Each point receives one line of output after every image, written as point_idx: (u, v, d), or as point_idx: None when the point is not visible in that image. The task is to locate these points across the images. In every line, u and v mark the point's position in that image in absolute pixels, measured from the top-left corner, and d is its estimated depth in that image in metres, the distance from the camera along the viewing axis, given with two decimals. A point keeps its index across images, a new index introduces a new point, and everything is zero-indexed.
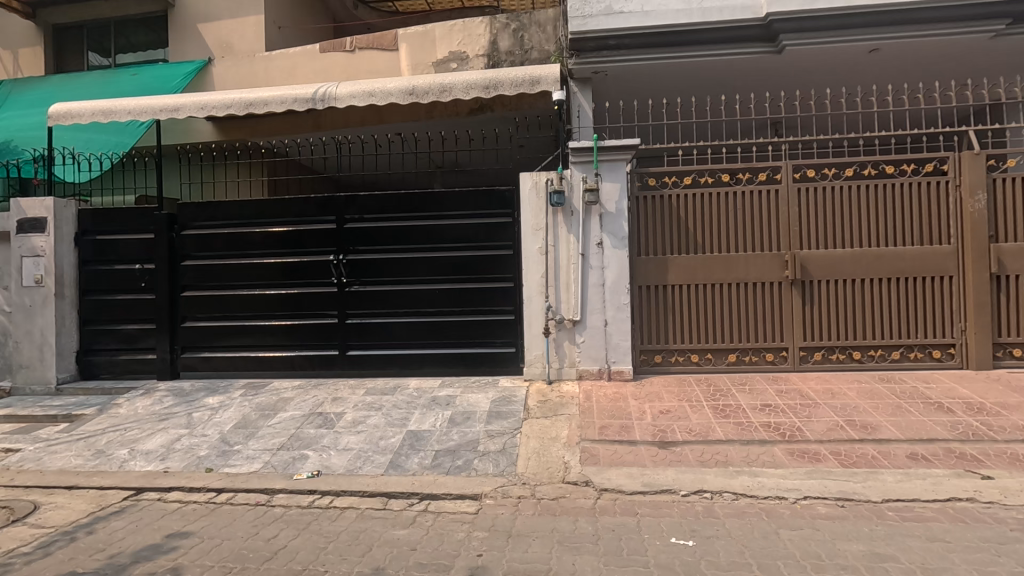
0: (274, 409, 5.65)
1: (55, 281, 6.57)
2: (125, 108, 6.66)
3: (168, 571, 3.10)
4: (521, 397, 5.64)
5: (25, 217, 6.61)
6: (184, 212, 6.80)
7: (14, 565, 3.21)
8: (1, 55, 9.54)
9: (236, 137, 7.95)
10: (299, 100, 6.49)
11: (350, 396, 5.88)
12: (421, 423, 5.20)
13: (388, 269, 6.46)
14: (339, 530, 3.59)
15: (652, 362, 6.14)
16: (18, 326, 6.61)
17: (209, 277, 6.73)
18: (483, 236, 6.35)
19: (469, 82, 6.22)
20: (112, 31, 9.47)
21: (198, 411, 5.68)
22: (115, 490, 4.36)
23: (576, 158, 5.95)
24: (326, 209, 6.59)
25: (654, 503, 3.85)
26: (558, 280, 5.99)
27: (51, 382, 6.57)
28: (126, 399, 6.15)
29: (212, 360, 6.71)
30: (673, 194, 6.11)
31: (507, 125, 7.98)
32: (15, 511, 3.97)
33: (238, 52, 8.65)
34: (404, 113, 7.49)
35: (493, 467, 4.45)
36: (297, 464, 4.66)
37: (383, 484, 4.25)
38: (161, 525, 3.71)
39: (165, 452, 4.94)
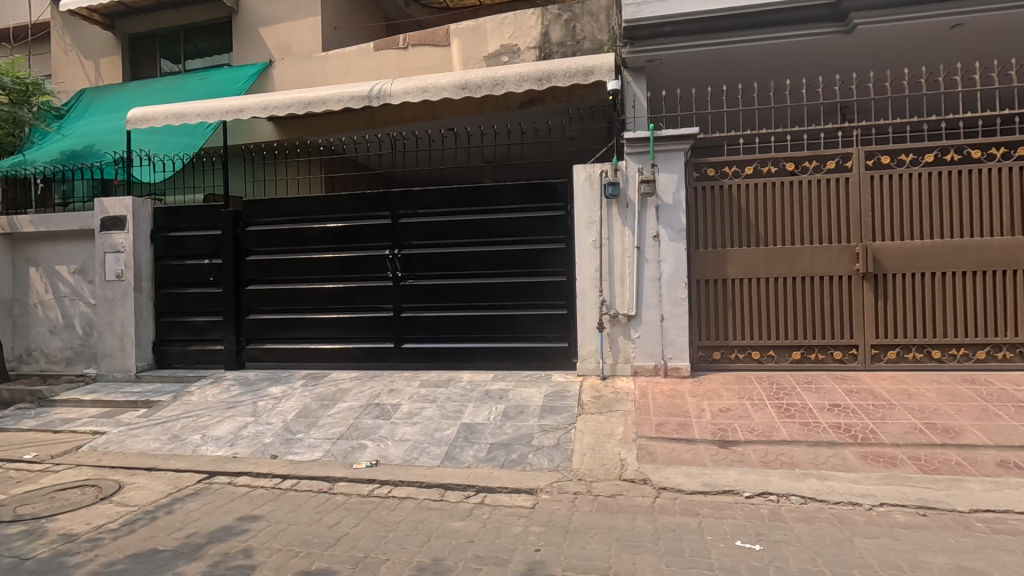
0: (333, 399, 5.83)
1: (133, 275, 7.00)
2: (194, 111, 6.97)
3: (240, 552, 3.24)
4: (574, 392, 5.59)
5: (107, 216, 7.06)
6: (248, 209, 7.10)
7: (103, 540, 3.43)
8: (83, 65, 10.20)
9: (295, 136, 8.21)
10: (355, 99, 6.61)
11: (405, 387, 5.99)
12: (475, 416, 5.24)
13: (441, 263, 6.53)
14: (398, 520, 3.66)
15: (711, 359, 5.95)
16: (102, 317, 7.08)
17: (271, 272, 7.00)
18: (535, 229, 6.30)
19: (522, 74, 6.16)
20: (181, 38, 9.96)
21: (263, 400, 5.93)
22: (190, 472, 4.60)
23: (632, 149, 5.82)
24: (380, 204, 6.72)
25: (716, 504, 3.73)
26: (612, 274, 5.89)
27: (131, 370, 7.00)
28: (197, 387, 6.49)
29: (274, 352, 6.98)
30: (734, 184, 5.88)
31: (559, 117, 7.91)
32: (102, 490, 4.26)
33: (297, 53, 8.93)
34: (457, 108, 7.55)
35: (548, 462, 4.42)
36: (356, 453, 4.78)
37: (439, 476, 4.30)
38: (231, 508, 3.89)
39: (234, 438, 5.19)
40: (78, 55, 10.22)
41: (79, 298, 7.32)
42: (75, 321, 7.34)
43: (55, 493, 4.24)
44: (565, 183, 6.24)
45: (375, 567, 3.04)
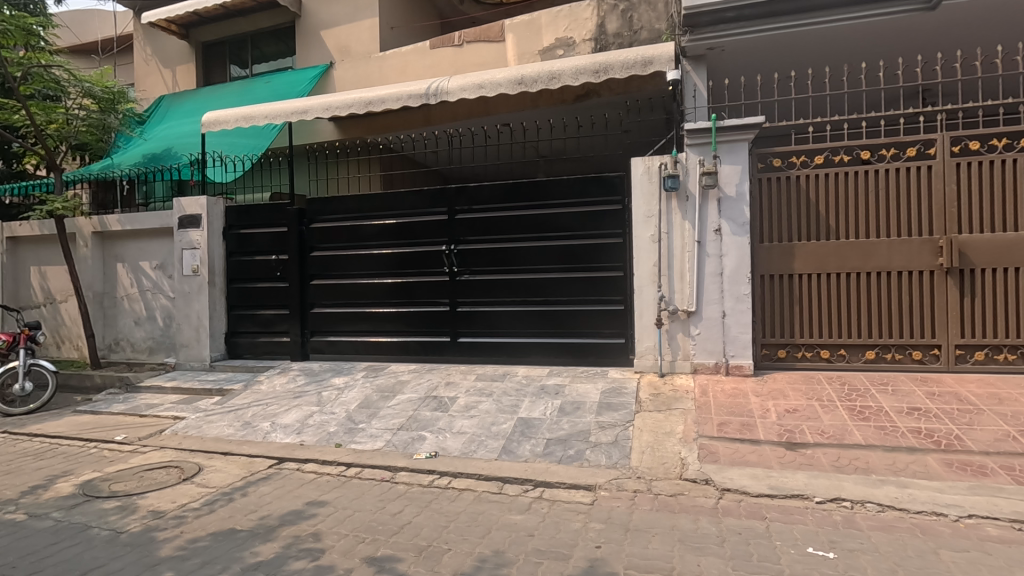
0: (393, 391, 5.99)
1: (208, 270, 7.42)
2: (262, 113, 7.29)
3: (310, 535, 3.39)
4: (632, 389, 5.51)
5: (184, 215, 7.50)
6: (312, 206, 7.38)
7: (187, 518, 3.67)
8: (162, 73, 10.87)
9: (355, 135, 8.46)
10: (413, 97, 6.72)
11: (461, 381, 6.08)
12: (532, 411, 5.25)
13: (497, 258, 6.58)
14: (459, 511, 3.72)
15: (775, 357, 5.72)
16: (181, 310, 7.54)
17: (333, 267, 7.25)
18: (591, 223, 6.24)
19: (578, 67, 6.09)
20: (249, 44, 10.44)
21: (327, 390, 6.17)
22: (262, 457, 4.85)
23: (692, 140, 5.66)
24: (437, 201, 6.83)
25: (784, 508, 3.58)
26: (671, 269, 5.76)
27: (206, 359, 7.43)
28: (266, 376, 6.83)
29: (337, 344, 7.24)
30: (802, 174, 5.61)
31: (615, 110, 7.79)
32: (184, 471, 4.55)
33: (356, 54, 9.18)
34: (511, 103, 7.57)
35: (606, 459, 4.38)
36: (416, 444, 4.90)
37: (497, 469, 4.34)
38: (300, 493, 4.07)
39: (301, 426, 5.43)
40: (158, 64, 10.89)
41: (160, 292, 7.82)
42: (156, 314, 7.85)
43: (143, 472, 4.56)
44: (622, 177, 6.14)
45: (438, 557, 3.10)
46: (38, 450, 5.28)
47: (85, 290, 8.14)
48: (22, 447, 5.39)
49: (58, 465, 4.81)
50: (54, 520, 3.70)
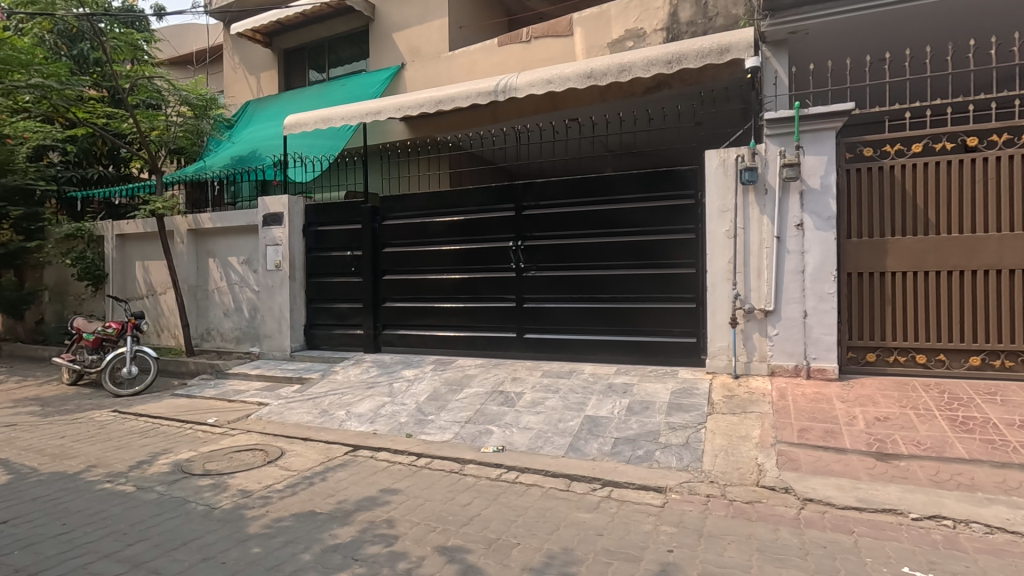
0: (461, 384, 6.10)
1: (289, 265, 7.84)
2: (339, 115, 7.60)
3: (384, 521, 3.51)
4: (703, 390, 5.31)
5: (268, 213, 7.96)
6: (384, 204, 7.63)
7: (272, 498, 3.90)
8: (248, 79, 11.59)
9: (425, 134, 8.67)
10: (482, 94, 6.78)
11: (528, 376, 6.09)
12: (599, 409, 5.18)
13: (564, 254, 6.54)
14: (527, 506, 3.73)
15: (862, 361, 5.34)
16: (265, 303, 8.03)
17: (404, 262, 7.49)
18: (661, 219, 6.07)
19: (650, 58, 5.93)
20: (325, 49, 10.92)
21: (397, 382, 6.37)
22: (338, 444, 5.07)
23: (772, 130, 5.38)
24: (504, 197, 6.86)
25: (874, 523, 3.34)
26: (748, 266, 5.52)
27: (287, 349, 7.86)
28: (342, 367, 7.14)
29: (406, 337, 7.46)
30: (898, 164, 5.18)
31: (688, 101, 7.53)
32: (269, 454, 4.84)
33: (426, 54, 9.38)
34: (580, 97, 7.49)
35: (677, 462, 4.25)
36: (483, 437, 4.96)
37: (564, 466, 4.32)
38: (374, 480, 4.23)
39: (374, 415, 5.64)
40: (244, 72, 11.62)
41: (246, 286, 8.35)
42: (243, 306, 8.39)
43: (232, 453, 4.90)
44: (694, 170, 5.92)
45: (507, 550, 3.12)
46: (143, 428, 5.79)
47: (182, 283, 8.84)
48: (130, 425, 5.93)
49: (159, 444, 5.26)
50: (158, 493, 4.04)
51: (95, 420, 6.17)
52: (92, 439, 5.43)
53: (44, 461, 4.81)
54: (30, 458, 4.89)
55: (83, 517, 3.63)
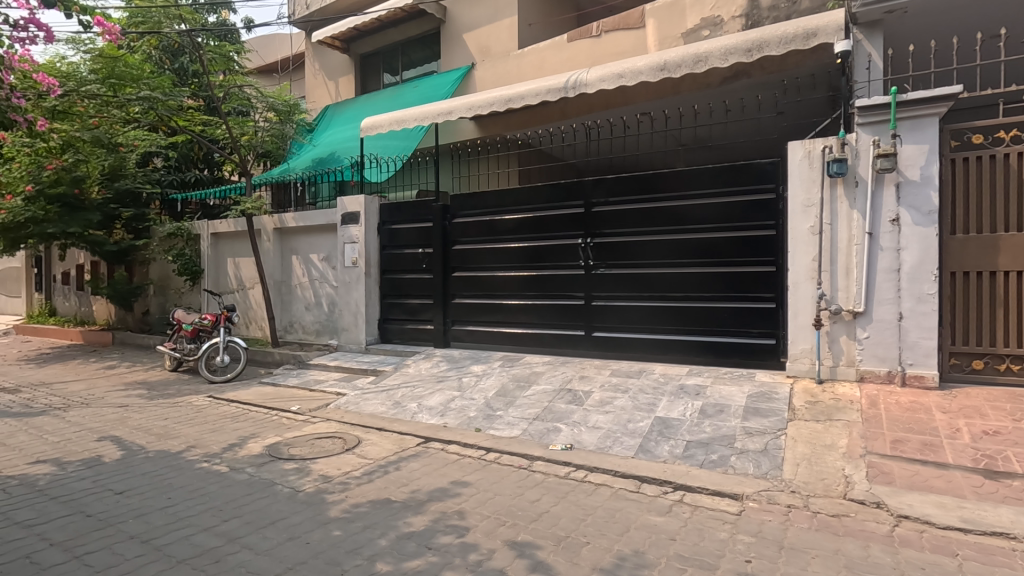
0: (529, 381, 6.13)
1: (364, 262, 8.18)
2: (412, 117, 7.81)
3: (456, 513, 3.59)
4: (783, 394, 5.04)
5: (346, 212, 8.34)
6: (454, 202, 7.79)
7: (350, 484, 4.10)
8: (327, 85, 12.19)
9: (495, 133, 8.77)
10: (552, 91, 6.75)
11: (596, 375, 6.02)
12: (670, 410, 5.05)
13: (634, 251, 6.41)
14: (597, 505, 3.70)
15: (967, 369, 4.88)
16: (343, 298, 8.42)
17: (473, 259, 7.62)
18: (737, 215, 5.82)
19: (727, 47, 5.68)
20: (398, 53, 11.27)
21: (466, 376, 6.51)
22: (410, 435, 5.24)
23: (864, 118, 5.03)
24: (574, 194, 6.82)
25: (981, 546, 3.05)
26: (835, 264, 5.19)
27: (362, 342, 8.20)
28: (413, 361, 7.36)
29: (475, 333, 7.59)
30: (1013, 152, 4.69)
31: (769, 91, 7.17)
32: (347, 442, 5.09)
33: (495, 53, 9.47)
34: (652, 91, 7.32)
35: (754, 469, 4.06)
36: (551, 435, 4.96)
37: (634, 467, 4.24)
38: (446, 472, 4.34)
39: (444, 409, 5.78)
40: (324, 78, 12.23)
41: (326, 281, 8.80)
42: (323, 300, 8.85)
43: (314, 440, 5.18)
44: (775, 163, 5.63)
45: (576, 549, 3.11)
46: (234, 413, 6.24)
47: (268, 278, 9.42)
48: (223, 410, 6.41)
49: (249, 428, 5.65)
50: (248, 474, 4.36)
51: (193, 404, 6.72)
52: (191, 421, 5.92)
53: (151, 439, 5.30)
54: (140, 436, 5.40)
55: (185, 493, 3.97)
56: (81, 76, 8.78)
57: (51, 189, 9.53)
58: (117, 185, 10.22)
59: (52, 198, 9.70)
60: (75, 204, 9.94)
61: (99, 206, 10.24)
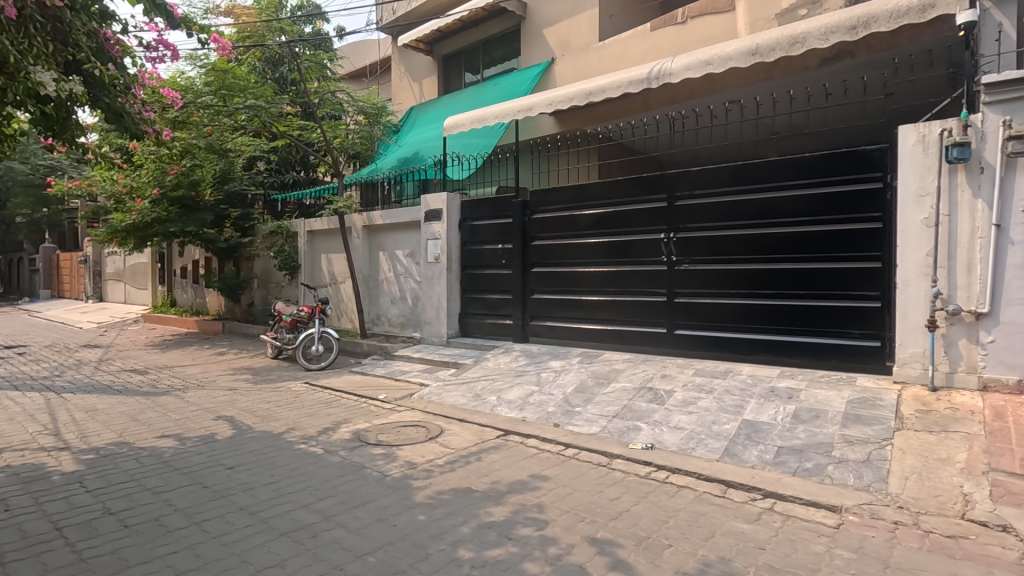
0: (608, 378, 6.06)
1: (446, 258, 8.41)
2: (493, 114, 7.89)
3: (535, 506, 3.63)
4: (890, 401, 4.63)
5: (429, 209, 8.61)
6: (534, 198, 7.83)
7: (433, 472, 4.26)
8: (412, 86, 12.64)
9: (575, 127, 8.71)
10: (634, 83, 6.59)
11: (679, 374, 5.84)
12: (759, 413, 4.80)
13: (720, 246, 6.15)
14: (679, 508, 3.60)
15: None
16: (426, 292, 8.71)
17: (552, 256, 7.63)
18: (838, 207, 5.42)
19: (828, 26, 5.28)
20: (479, 51, 11.44)
21: (545, 372, 6.54)
22: (490, 428, 5.35)
23: (991, 97, 4.52)
24: (656, 187, 6.63)
25: None
26: (953, 259, 4.70)
27: (444, 335, 8.45)
28: (493, 354, 7.49)
29: (553, 329, 7.59)
30: None
31: (877, 71, 6.61)
32: (430, 431, 5.28)
33: (576, 47, 9.37)
34: (742, 77, 6.96)
35: (855, 480, 3.77)
36: (631, 433, 4.88)
37: (720, 471, 4.08)
38: (525, 465, 4.39)
39: (523, 403, 5.85)
40: (409, 80, 12.69)
41: (410, 276, 9.16)
42: (407, 295, 9.22)
43: (400, 428, 5.42)
44: (882, 150, 5.19)
45: (658, 550, 3.05)
46: (328, 399, 6.67)
47: (358, 273, 9.94)
48: (317, 395, 6.86)
49: (341, 414, 6.01)
50: (341, 457, 4.65)
51: (292, 389, 7.25)
52: (290, 405, 6.39)
53: (256, 420, 5.78)
54: (247, 417, 5.91)
55: (285, 471, 4.30)
56: (197, 89, 9.63)
57: (173, 192, 10.61)
58: (227, 187, 11.19)
59: (173, 201, 10.79)
60: (192, 205, 10.99)
61: (212, 206, 11.23)
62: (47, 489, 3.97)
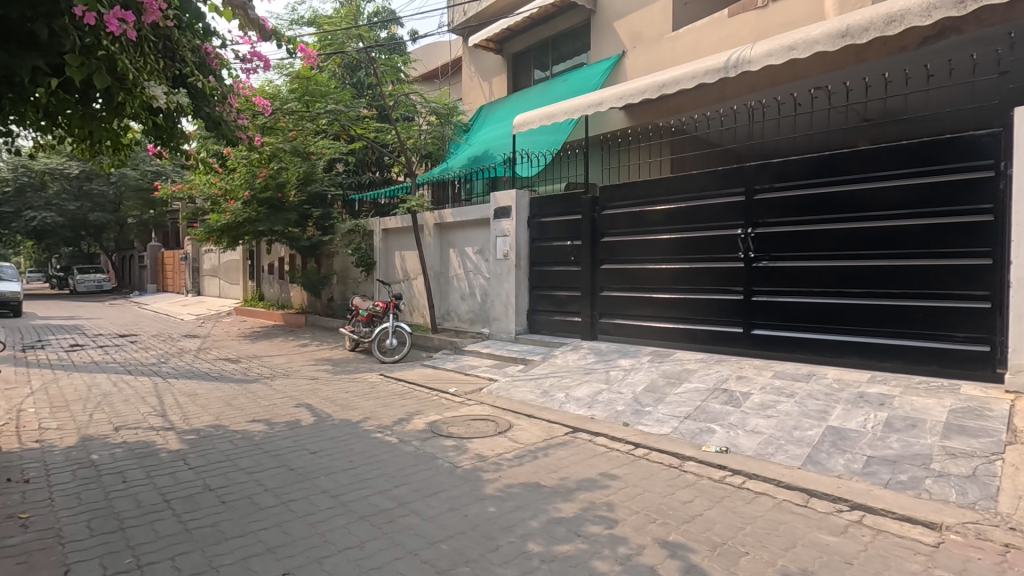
0: (680, 378, 5.90)
1: (515, 254, 8.48)
2: (562, 110, 7.85)
3: (604, 504, 3.61)
4: (999, 412, 4.21)
5: (499, 206, 8.71)
6: (603, 194, 7.75)
7: (502, 465, 4.33)
8: (482, 85, 12.84)
9: (646, 121, 8.53)
10: (709, 73, 6.34)
11: (757, 376, 5.58)
12: (846, 420, 4.50)
13: (803, 241, 5.81)
14: (757, 515, 3.45)
15: None
16: (495, 289, 8.83)
17: (621, 253, 7.52)
18: (940, 199, 4.99)
19: (931, 2, 4.83)
20: (548, 47, 11.42)
21: (614, 370, 6.46)
22: (559, 424, 5.35)
23: None
24: (734, 180, 6.37)
25: None
26: None
27: (512, 332, 8.53)
28: (561, 351, 7.48)
29: (622, 327, 7.49)
30: None
31: (988, 47, 6.01)
32: (499, 425, 5.36)
33: (648, 38, 9.15)
34: (829, 61, 6.54)
35: (958, 497, 3.46)
36: (704, 436, 4.72)
37: (802, 479, 3.87)
38: (594, 463, 4.37)
39: (591, 401, 5.81)
40: (479, 79, 12.90)
41: (480, 273, 9.32)
42: (477, 291, 9.39)
43: (470, 421, 5.54)
44: (994, 134, 4.74)
45: (734, 557, 2.94)
46: (402, 391, 6.92)
47: (429, 270, 10.23)
48: (392, 387, 7.14)
49: (414, 405, 6.23)
50: (415, 446, 4.82)
51: (368, 380, 7.59)
52: (367, 395, 6.69)
53: (336, 409, 6.10)
54: (328, 406, 6.25)
55: (363, 458, 4.52)
56: (283, 96, 10.26)
57: (262, 193, 11.39)
58: (309, 188, 11.84)
59: (261, 202, 11.56)
60: (278, 206, 11.74)
61: (296, 207, 11.95)
62: (157, 464, 4.40)
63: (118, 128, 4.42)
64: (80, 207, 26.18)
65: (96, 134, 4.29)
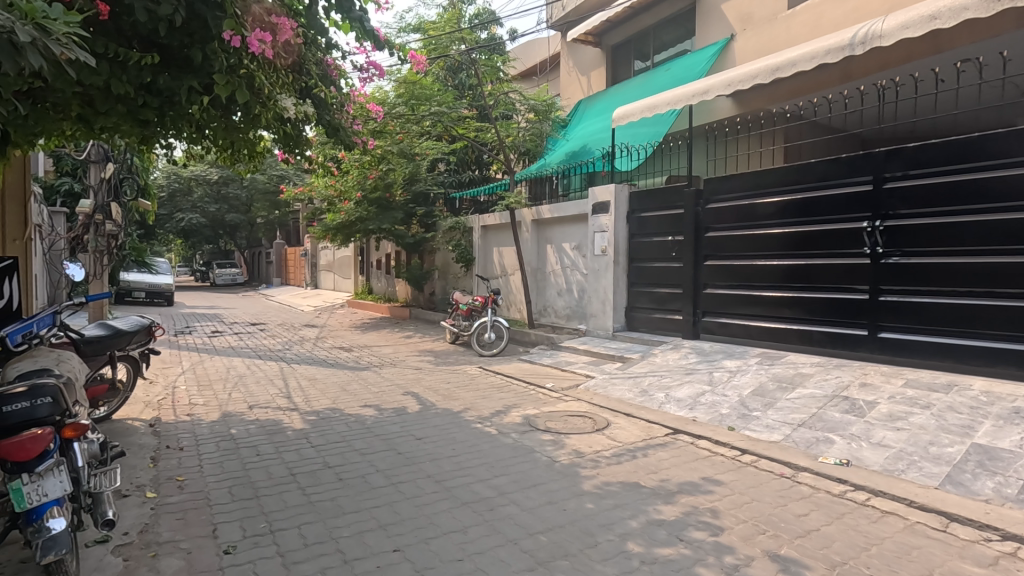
0: (793, 382, 5.49)
1: (613, 250, 8.33)
2: (664, 101, 7.57)
3: (708, 510, 3.47)
4: None
5: (597, 202, 8.59)
6: (708, 187, 7.40)
7: (601, 463, 4.30)
8: (580, 80, 12.73)
9: (756, 108, 8.02)
10: (831, 52, 5.82)
11: (884, 384, 5.06)
12: (996, 438, 3.96)
13: (943, 235, 5.18)
14: (884, 535, 3.15)
15: None
16: (592, 285, 8.75)
17: (726, 248, 7.13)
18: None
19: None
20: (649, 36, 11.06)
21: (719, 371, 6.16)
22: (659, 425, 5.21)
23: None
24: (859, 168, 5.81)
25: None
26: None
27: (610, 329, 8.41)
28: (661, 350, 7.26)
29: (728, 326, 7.11)
30: None
31: None
32: (596, 423, 5.32)
33: (759, 19, 8.58)
34: (980, 30, 5.76)
35: None
36: (821, 446, 4.37)
37: (939, 501, 3.46)
38: (696, 467, 4.20)
39: (694, 402, 5.58)
40: (577, 74, 12.81)
41: (577, 269, 9.29)
42: (574, 287, 9.36)
43: (567, 417, 5.56)
44: None
45: None
46: (500, 384, 7.09)
47: (527, 266, 10.36)
48: (491, 380, 7.34)
49: (512, 398, 6.35)
50: (513, 439, 4.93)
51: (468, 372, 7.85)
52: (467, 387, 6.94)
53: (439, 398, 6.39)
54: (431, 395, 6.55)
55: (464, 447, 4.70)
56: (391, 101, 10.85)
57: (371, 194, 12.16)
58: (414, 188, 12.45)
59: (371, 202, 12.35)
60: (386, 205, 12.47)
61: (402, 205, 12.62)
62: (284, 440, 4.88)
63: (254, 138, 4.96)
64: (218, 209, 29.45)
65: (236, 144, 4.82)
